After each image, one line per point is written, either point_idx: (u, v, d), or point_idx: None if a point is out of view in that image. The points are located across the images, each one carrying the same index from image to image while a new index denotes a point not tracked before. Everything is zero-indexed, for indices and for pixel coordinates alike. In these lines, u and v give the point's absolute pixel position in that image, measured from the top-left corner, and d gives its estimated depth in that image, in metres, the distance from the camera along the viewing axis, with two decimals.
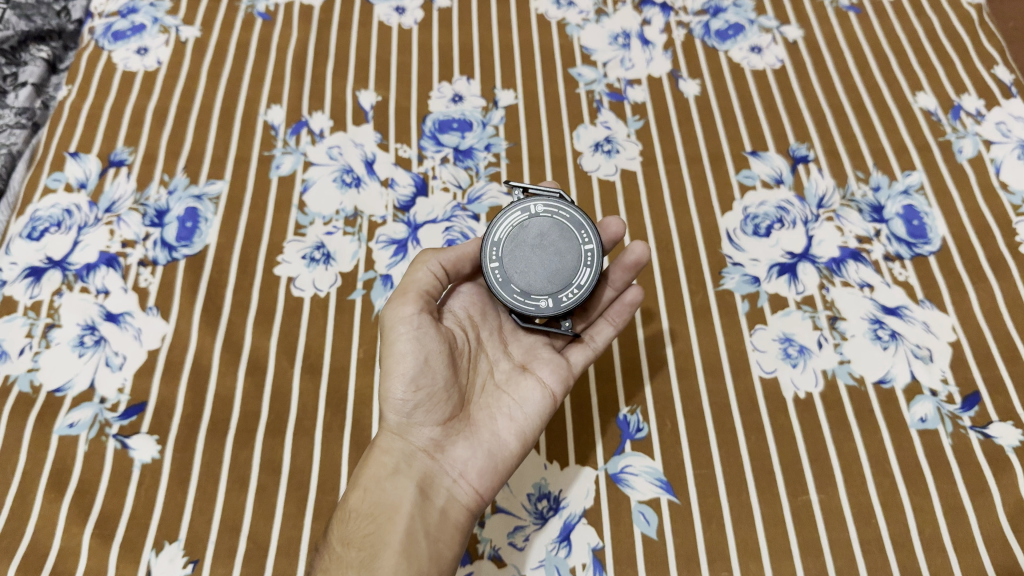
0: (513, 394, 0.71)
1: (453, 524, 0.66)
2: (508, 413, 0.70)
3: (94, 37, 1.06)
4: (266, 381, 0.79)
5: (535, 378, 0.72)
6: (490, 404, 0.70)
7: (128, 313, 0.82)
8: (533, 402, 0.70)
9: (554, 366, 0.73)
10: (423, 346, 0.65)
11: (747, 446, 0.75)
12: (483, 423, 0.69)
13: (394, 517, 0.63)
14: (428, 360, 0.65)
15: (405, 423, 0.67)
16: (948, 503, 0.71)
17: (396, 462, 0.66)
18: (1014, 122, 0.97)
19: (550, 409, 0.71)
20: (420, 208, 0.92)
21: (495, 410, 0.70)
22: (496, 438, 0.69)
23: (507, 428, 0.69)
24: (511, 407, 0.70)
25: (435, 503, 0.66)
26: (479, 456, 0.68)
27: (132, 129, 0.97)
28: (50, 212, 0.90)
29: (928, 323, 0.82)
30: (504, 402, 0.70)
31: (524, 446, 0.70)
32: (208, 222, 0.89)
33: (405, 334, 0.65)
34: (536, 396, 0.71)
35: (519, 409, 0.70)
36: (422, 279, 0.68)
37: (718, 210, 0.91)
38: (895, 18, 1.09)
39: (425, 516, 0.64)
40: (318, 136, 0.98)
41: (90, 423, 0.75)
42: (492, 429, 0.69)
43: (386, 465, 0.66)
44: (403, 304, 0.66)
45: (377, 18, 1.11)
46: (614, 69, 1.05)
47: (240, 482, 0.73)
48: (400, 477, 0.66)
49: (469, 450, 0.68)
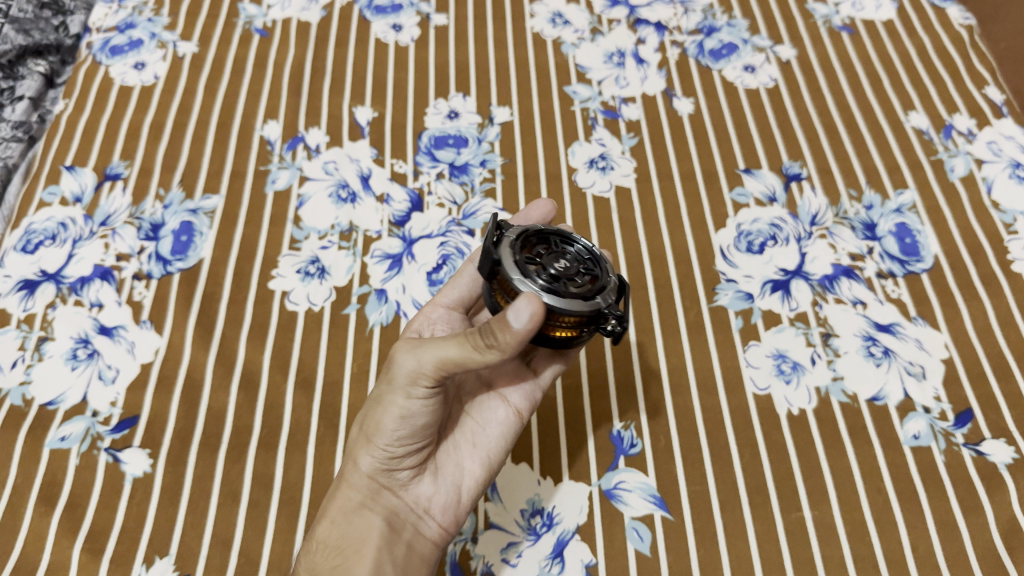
0: (478, 416, 0.70)
1: (419, 557, 0.64)
2: (472, 439, 0.69)
3: (92, 52, 1.07)
4: (259, 396, 0.78)
5: (500, 398, 0.71)
6: (455, 430, 0.69)
7: (122, 327, 0.82)
8: (497, 424, 0.70)
9: (521, 384, 0.72)
10: (426, 410, 0.61)
11: (741, 463, 0.75)
12: (449, 454, 0.68)
13: (361, 551, 0.61)
14: (424, 423, 0.62)
15: (383, 467, 0.63)
16: (942, 521, 0.71)
17: (364, 498, 0.63)
18: (1005, 142, 0.98)
19: (515, 427, 0.71)
20: (415, 223, 0.92)
21: (458, 437, 0.69)
22: (461, 470, 0.68)
23: (471, 456, 0.68)
24: (475, 433, 0.69)
25: (403, 538, 0.63)
26: (442, 491, 0.66)
27: (129, 143, 0.98)
28: (45, 225, 0.90)
29: (921, 340, 0.82)
30: (468, 424, 0.70)
31: (488, 474, 0.69)
32: (203, 236, 0.89)
33: (412, 397, 0.60)
34: (503, 417, 0.71)
35: (483, 434, 0.70)
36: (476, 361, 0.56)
37: (712, 227, 0.91)
38: (887, 39, 1.10)
39: (392, 551, 0.62)
40: (315, 152, 0.98)
41: (82, 436, 0.75)
42: (457, 460, 0.68)
43: (353, 500, 0.63)
44: (428, 368, 0.58)
45: (374, 35, 1.12)
46: (609, 87, 1.06)
47: (232, 497, 0.72)
48: (369, 512, 0.63)
49: (435, 486, 0.66)
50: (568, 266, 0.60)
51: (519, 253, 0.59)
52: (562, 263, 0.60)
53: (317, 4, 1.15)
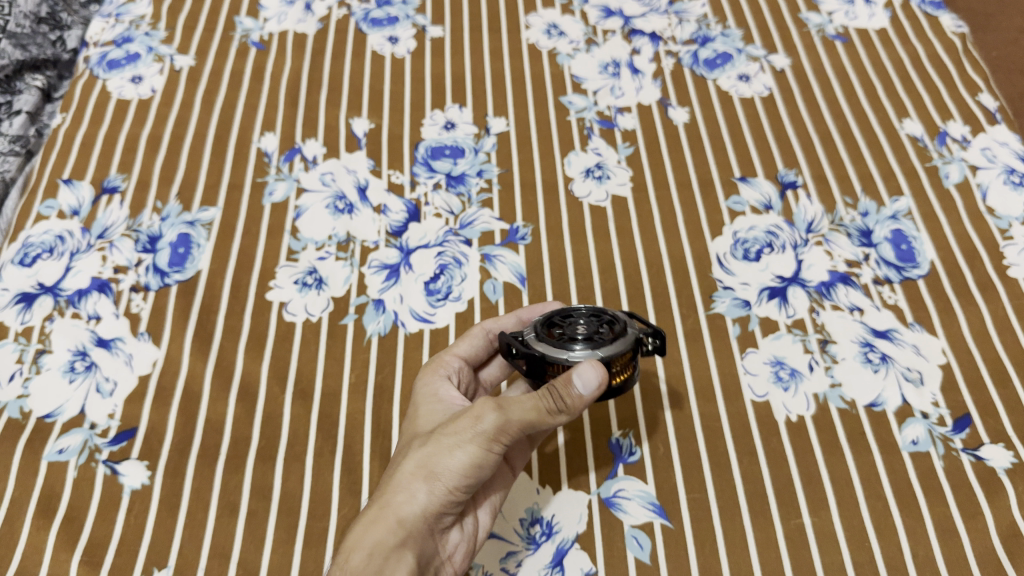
0: None
1: None
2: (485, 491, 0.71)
3: (89, 66, 1.08)
4: (257, 406, 0.78)
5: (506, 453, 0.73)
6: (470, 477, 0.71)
7: (120, 339, 0.82)
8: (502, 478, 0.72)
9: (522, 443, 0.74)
10: (492, 462, 0.64)
11: (740, 470, 0.74)
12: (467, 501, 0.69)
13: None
14: (484, 471, 0.64)
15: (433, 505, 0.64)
16: (942, 527, 0.71)
17: (407, 534, 0.62)
18: (999, 148, 0.98)
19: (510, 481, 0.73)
20: (413, 233, 0.92)
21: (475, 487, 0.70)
22: (478, 519, 0.70)
23: (485, 506, 0.70)
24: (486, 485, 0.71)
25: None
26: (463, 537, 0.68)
27: (126, 156, 0.98)
28: (43, 238, 0.90)
29: (918, 346, 0.82)
30: None
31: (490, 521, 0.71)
32: (200, 248, 0.90)
33: (491, 443, 0.63)
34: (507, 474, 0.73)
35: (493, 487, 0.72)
36: (545, 422, 0.61)
37: (709, 235, 0.92)
38: (881, 47, 1.11)
39: None
40: (312, 163, 0.99)
41: (80, 449, 0.75)
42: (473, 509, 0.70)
43: (396, 534, 0.62)
44: (513, 425, 0.62)
45: (370, 47, 1.13)
46: (604, 97, 1.06)
47: (231, 508, 0.72)
48: (408, 550, 0.62)
49: (460, 533, 0.68)
50: (588, 328, 0.65)
51: (547, 338, 0.64)
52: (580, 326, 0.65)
53: (313, 17, 1.16)
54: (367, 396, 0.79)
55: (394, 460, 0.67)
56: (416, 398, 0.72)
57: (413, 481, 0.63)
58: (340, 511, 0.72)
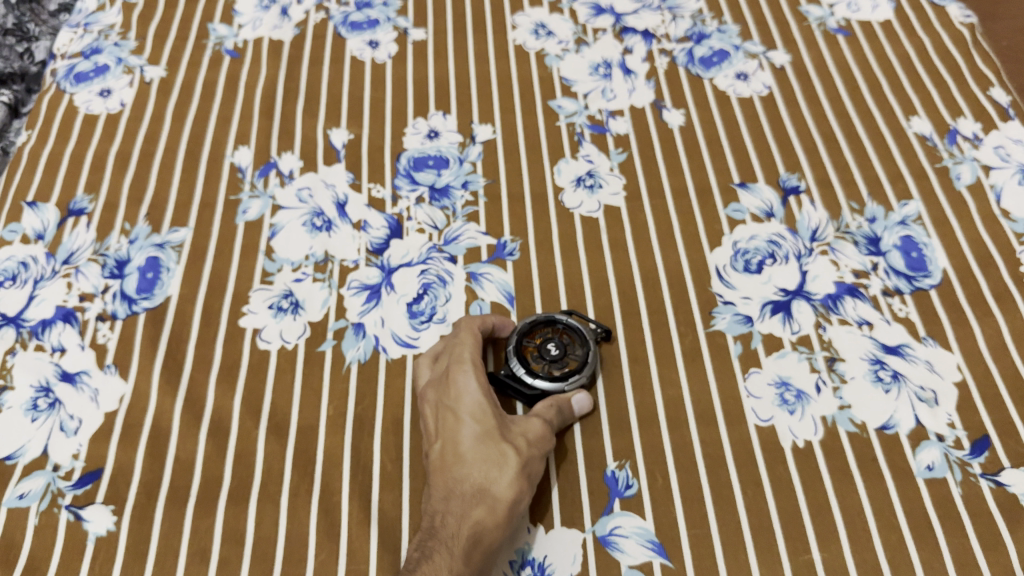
0: None
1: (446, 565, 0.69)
2: None
3: (55, 79, 1.03)
4: (229, 443, 0.74)
5: None
6: None
7: (85, 373, 0.78)
8: None
9: None
10: None
11: (744, 502, 0.70)
12: None
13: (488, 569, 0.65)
14: None
15: None
16: (961, 561, 0.66)
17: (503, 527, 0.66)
18: (1013, 146, 0.93)
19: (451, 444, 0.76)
20: (394, 251, 0.87)
21: None
22: None
23: None
24: None
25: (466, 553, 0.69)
26: None
27: (93, 174, 0.93)
28: (5, 265, 0.85)
29: (932, 362, 0.77)
30: None
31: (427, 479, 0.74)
32: (170, 272, 0.85)
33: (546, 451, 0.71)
34: None
35: None
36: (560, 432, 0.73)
37: (707, 246, 0.87)
38: (886, 40, 1.06)
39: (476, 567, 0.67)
40: (288, 178, 0.94)
41: (42, 493, 0.71)
42: None
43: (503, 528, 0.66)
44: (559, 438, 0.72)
45: (349, 52, 1.08)
46: (595, 101, 1.01)
47: (202, 554, 0.68)
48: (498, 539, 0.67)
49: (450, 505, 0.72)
50: (557, 347, 0.76)
51: (527, 363, 0.75)
52: (553, 346, 0.76)
53: (290, 22, 1.11)
54: (347, 428, 0.75)
55: (483, 455, 0.67)
56: (469, 390, 0.70)
57: (520, 481, 0.66)
58: (317, 555, 0.68)
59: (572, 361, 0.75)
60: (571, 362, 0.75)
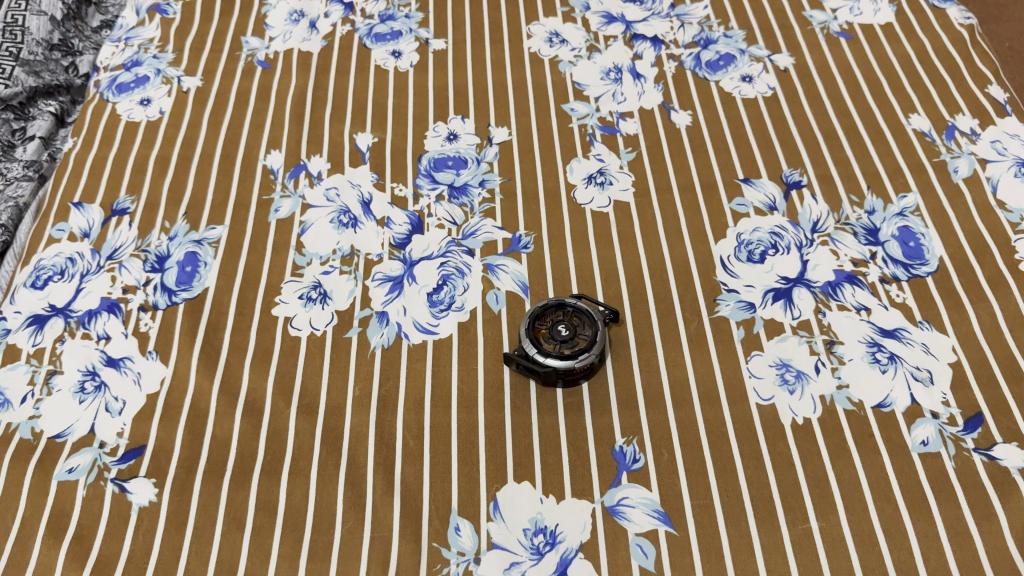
0: None
1: None
2: None
3: (99, 90, 1.10)
4: (262, 422, 0.79)
5: None
6: None
7: (128, 358, 0.83)
8: None
9: None
10: None
11: (746, 475, 0.73)
12: None
13: None
14: None
15: None
16: (954, 530, 0.69)
17: None
18: (1009, 140, 0.96)
19: None
20: (416, 245, 0.92)
21: None
22: None
23: None
24: None
25: None
26: None
27: (135, 178, 0.99)
28: (54, 261, 0.92)
29: (927, 344, 0.81)
30: None
31: None
32: (207, 266, 0.91)
33: None
34: None
35: None
36: None
37: (712, 238, 0.91)
38: (887, 42, 1.10)
39: None
40: (317, 179, 1.00)
41: (89, 468, 0.76)
42: None
43: None
44: None
45: (374, 62, 1.14)
46: (606, 103, 1.06)
47: (237, 524, 0.72)
48: None
49: None
50: (568, 330, 0.80)
51: (541, 346, 0.79)
52: (563, 328, 0.80)
53: (318, 34, 1.17)
54: (371, 407, 0.80)
55: None
56: None
57: None
58: (344, 524, 0.72)
59: (582, 341, 0.79)
60: (581, 341, 0.79)
